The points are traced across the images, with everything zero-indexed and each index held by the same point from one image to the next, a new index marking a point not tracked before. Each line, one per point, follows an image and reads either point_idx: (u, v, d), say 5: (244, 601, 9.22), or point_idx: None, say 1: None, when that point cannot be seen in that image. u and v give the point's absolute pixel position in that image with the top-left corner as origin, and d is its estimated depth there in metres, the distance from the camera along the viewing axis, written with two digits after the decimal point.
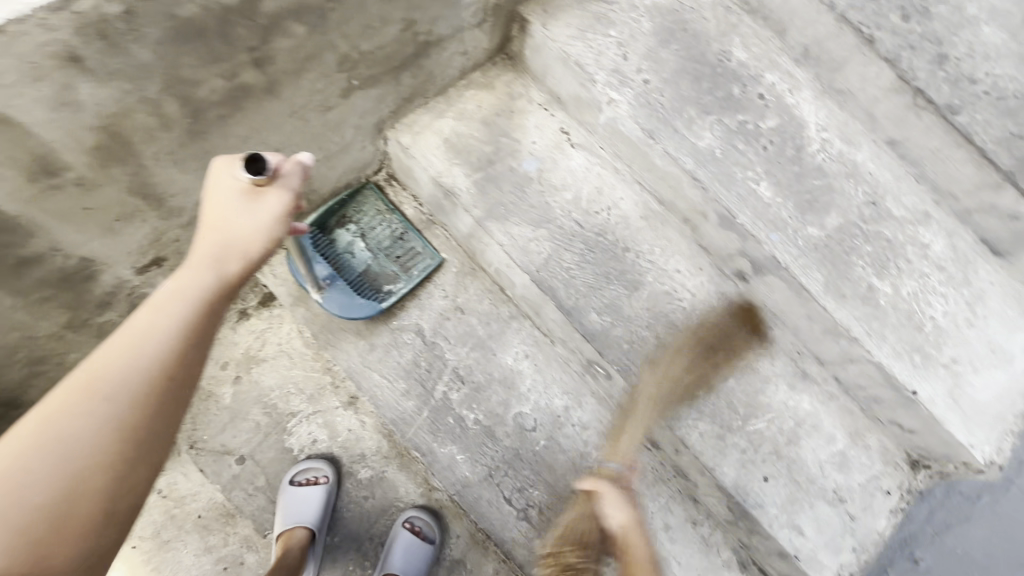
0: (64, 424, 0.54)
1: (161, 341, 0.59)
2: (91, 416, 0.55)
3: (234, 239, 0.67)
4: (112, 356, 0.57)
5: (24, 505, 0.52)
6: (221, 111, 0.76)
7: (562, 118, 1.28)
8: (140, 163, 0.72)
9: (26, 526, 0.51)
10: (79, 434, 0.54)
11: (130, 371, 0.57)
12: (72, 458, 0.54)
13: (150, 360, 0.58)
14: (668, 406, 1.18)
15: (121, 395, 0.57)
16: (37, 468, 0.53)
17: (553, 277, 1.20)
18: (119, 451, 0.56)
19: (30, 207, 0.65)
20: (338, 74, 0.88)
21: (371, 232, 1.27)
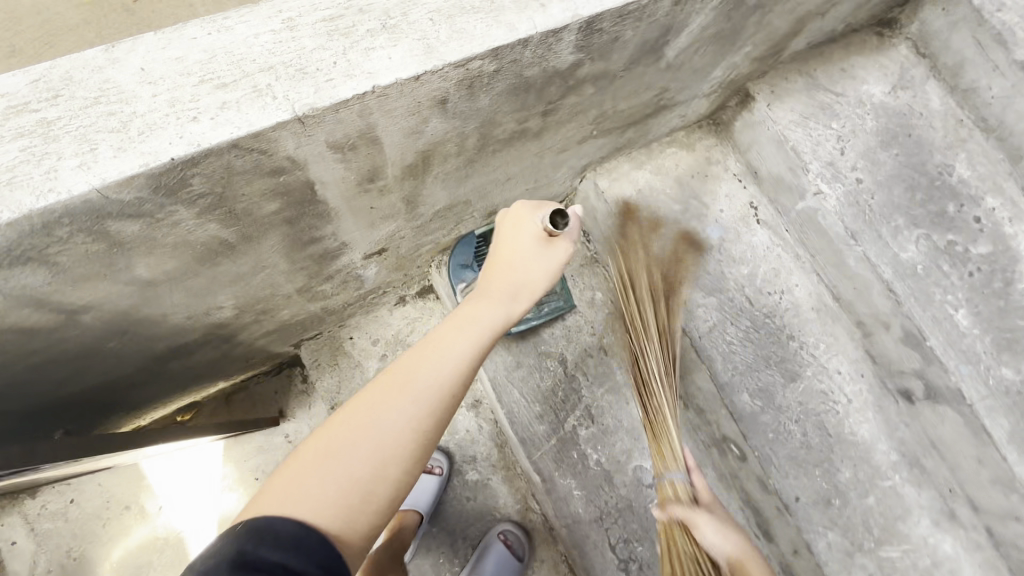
0: (382, 412, 0.67)
1: (459, 360, 0.71)
2: (402, 410, 0.67)
3: (520, 278, 0.81)
4: (425, 364, 0.70)
5: (346, 474, 0.63)
6: (500, 146, 0.84)
7: (753, 192, 1.29)
8: (425, 179, 0.81)
9: (347, 491, 0.63)
10: (390, 426, 0.66)
11: (435, 380, 0.69)
12: (389, 435, 0.66)
13: (451, 375, 0.70)
14: (800, 506, 1.17)
15: (425, 397, 0.68)
16: (357, 445, 0.65)
17: (713, 347, 1.22)
18: (411, 448, 0.66)
19: (344, 201, 0.75)
20: (593, 126, 0.96)
21: None
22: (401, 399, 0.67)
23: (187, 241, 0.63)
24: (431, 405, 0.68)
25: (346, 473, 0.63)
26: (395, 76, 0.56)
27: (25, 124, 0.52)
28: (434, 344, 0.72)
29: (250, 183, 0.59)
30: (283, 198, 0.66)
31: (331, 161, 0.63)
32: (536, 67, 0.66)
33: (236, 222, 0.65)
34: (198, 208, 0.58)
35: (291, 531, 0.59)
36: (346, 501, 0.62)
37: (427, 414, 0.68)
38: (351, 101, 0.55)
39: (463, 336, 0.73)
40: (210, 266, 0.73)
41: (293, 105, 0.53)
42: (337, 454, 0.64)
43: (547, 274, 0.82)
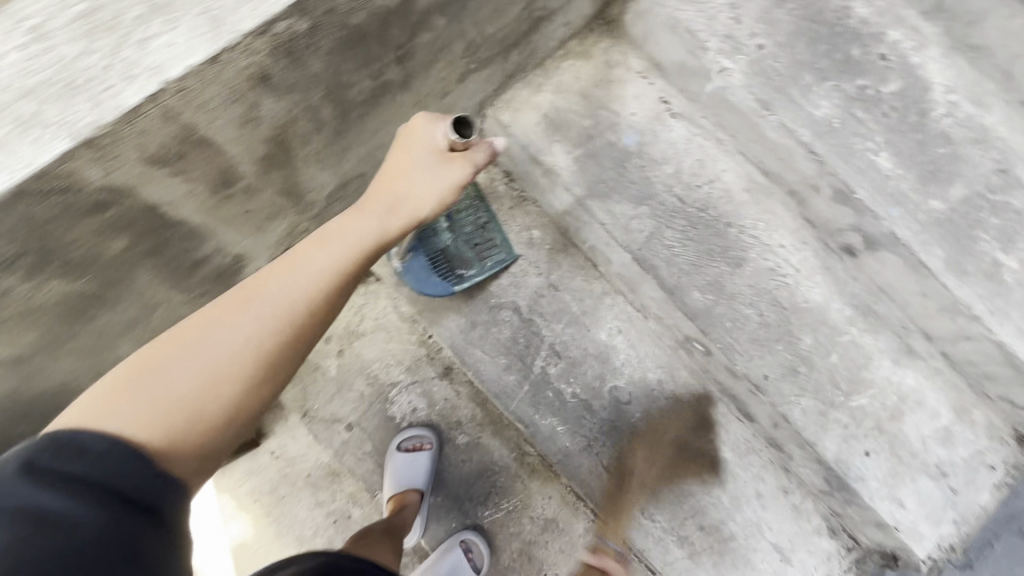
0: (221, 331, 0.63)
1: (311, 278, 0.68)
2: (243, 329, 0.63)
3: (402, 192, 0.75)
4: (274, 278, 0.66)
5: (173, 391, 0.60)
6: (364, 109, 0.76)
7: (662, 86, 1.23)
8: (295, 169, 0.75)
9: (168, 409, 0.59)
10: (225, 342, 0.62)
11: (281, 298, 0.65)
12: (229, 356, 0.62)
13: (300, 294, 0.66)
14: (771, 383, 1.20)
15: (267, 317, 0.64)
16: (190, 363, 0.61)
17: (655, 256, 1.21)
18: (249, 365, 0.63)
19: (209, 215, 0.69)
20: (462, 59, 0.87)
21: (458, 214, 1.23)
22: (241, 318, 0.64)
23: (36, 306, 0.58)
24: (276, 324, 0.65)
25: (170, 390, 0.60)
26: (186, 66, 0.49)
27: None
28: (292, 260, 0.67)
29: (73, 229, 0.54)
30: (129, 231, 0.60)
31: (163, 176, 0.57)
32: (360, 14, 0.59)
33: (81, 272, 0.59)
34: (23, 271, 0.54)
35: (96, 446, 0.55)
36: (170, 414, 0.59)
37: (271, 330, 0.64)
38: (142, 109, 0.49)
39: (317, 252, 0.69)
40: (86, 321, 0.67)
41: (72, 128, 0.48)
42: (164, 370, 0.61)
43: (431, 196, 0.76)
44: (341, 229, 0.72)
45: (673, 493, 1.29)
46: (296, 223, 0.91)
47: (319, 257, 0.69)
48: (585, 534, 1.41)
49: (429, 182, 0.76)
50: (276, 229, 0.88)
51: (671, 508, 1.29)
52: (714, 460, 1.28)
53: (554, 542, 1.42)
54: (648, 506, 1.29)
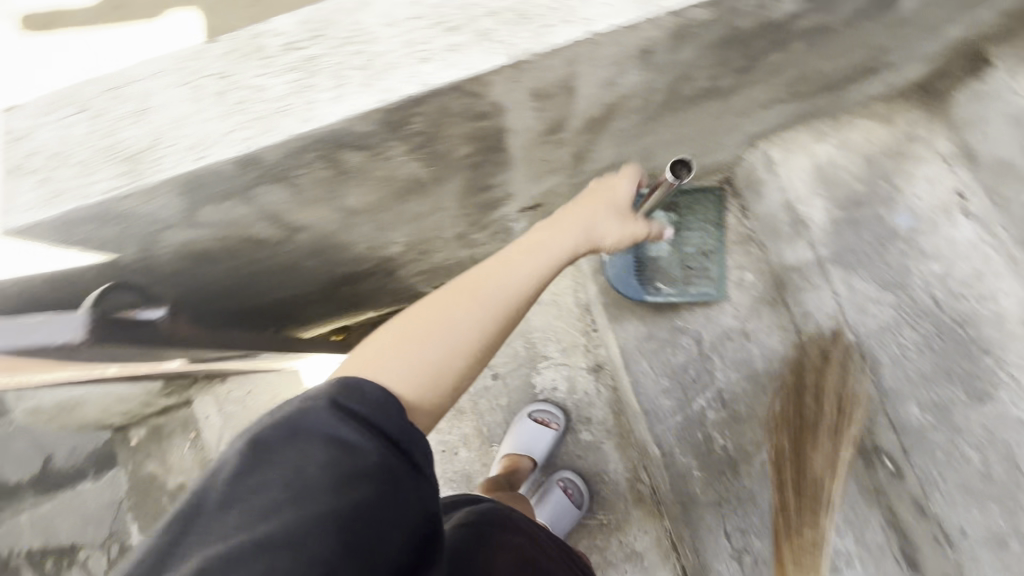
0: (448, 317, 0.67)
1: (524, 285, 0.71)
2: (476, 314, 0.67)
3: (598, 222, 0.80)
4: (493, 277, 0.70)
5: (421, 357, 0.64)
6: (682, 106, 0.80)
7: (968, 172, 0.99)
8: (598, 137, 0.82)
9: (420, 370, 0.63)
10: (461, 324, 0.66)
11: (509, 294, 0.69)
12: (460, 332, 0.66)
13: (513, 296, 0.70)
14: (965, 548, 0.93)
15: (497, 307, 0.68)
16: (425, 339, 0.65)
17: (881, 349, 1.05)
18: (478, 350, 0.67)
19: (526, 151, 0.78)
20: (787, 93, 0.91)
21: (686, 233, 1.30)
22: (468, 304, 0.67)
23: (391, 175, 0.70)
24: (493, 314, 0.68)
25: (418, 355, 0.64)
26: (612, 23, 0.55)
27: (294, 60, 0.55)
28: (511, 259, 0.72)
29: (453, 127, 0.63)
30: (476, 143, 0.70)
31: (526, 108, 0.65)
32: (753, 18, 0.61)
33: (432, 161, 0.70)
34: (409, 145, 0.64)
35: (373, 394, 0.59)
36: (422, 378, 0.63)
37: (494, 318, 0.68)
38: (564, 48, 0.55)
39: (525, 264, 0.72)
40: (401, 202, 0.81)
41: (512, 50, 0.54)
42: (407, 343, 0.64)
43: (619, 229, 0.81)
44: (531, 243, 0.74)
45: None
46: (561, 184, 0.99)
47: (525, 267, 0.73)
48: None
49: (610, 220, 0.81)
50: (546, 184, 0.97)
51: None
52: None
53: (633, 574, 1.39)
54: None
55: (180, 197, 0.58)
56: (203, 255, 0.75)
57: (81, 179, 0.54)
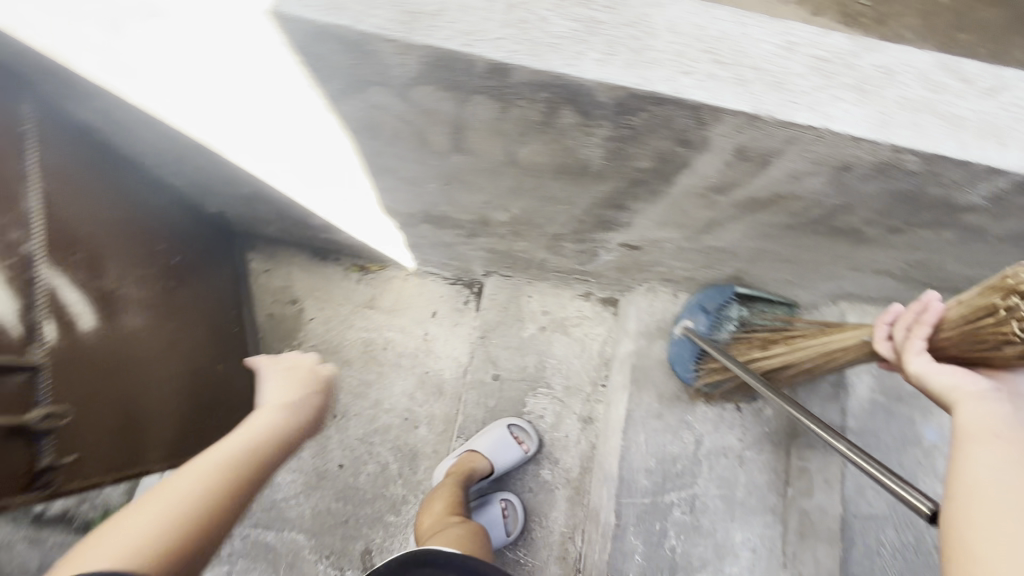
0: (175, 492, 0.72)
1: (246, 454, 0.82)
2: (176, 497, 0.71)
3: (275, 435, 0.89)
4: (200, 459, 0.79)
5: (162, 513, 0.70)
6: (823, 231, 0.86)
7: None
8: (736, 219, 0.89)
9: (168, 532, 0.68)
10: (195, 478, 0.74)
11: (227, 456, 0.80)
12: (182, 504, 0.71)
13: (212, 468, 0.77)
14: None
15: (221, 469, 0.77)
16: (147, 518, 0.69)
17: (858, 534, 1.11)
18: (218, 503, 0.74)
19: (681, 194, 0.83)
20: (903, 268, 0.96)
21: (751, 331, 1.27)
22: (188, 478, 0.74)
23: (572, 151, 0.75)
24: (238, 486, 0.78)
25: (183, 500, 0.71)
26: (846, 128, 0.62)
27: (582, 13, 0.60)
28: (193, 464, 0.78)
29: (660, 139, 0.68)
30: (656, 164, 0.75)
31: (721, 159, 0.71)
32: (941, 190, 0.68)
33: (614, 159, 0.75)
34: (614, 134, 0.69)
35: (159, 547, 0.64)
36: (166, 538, 0.68)
37: (212, 495, 0.74)
38: (797, 125, 0.62)
39: (238, 454, 0.81)
40: (553, 177, 0.85)
41: (757, 104, 0.61)
42: (133, 523, 0.68)
43: (256, 432, 0.87)
44: (245, 441, 0.84)
45: None
46: (672, 241, 1.04)
47: (233, 449, 0.82)
48: None
49: (309, 388, 1.06)
50: (664, 233, 1.01)
51: None
52: None
53: None
54: None
55: (420, 67, 0.62)
56: (370, 126, 0.79)
57: (367, 8, 0.59)
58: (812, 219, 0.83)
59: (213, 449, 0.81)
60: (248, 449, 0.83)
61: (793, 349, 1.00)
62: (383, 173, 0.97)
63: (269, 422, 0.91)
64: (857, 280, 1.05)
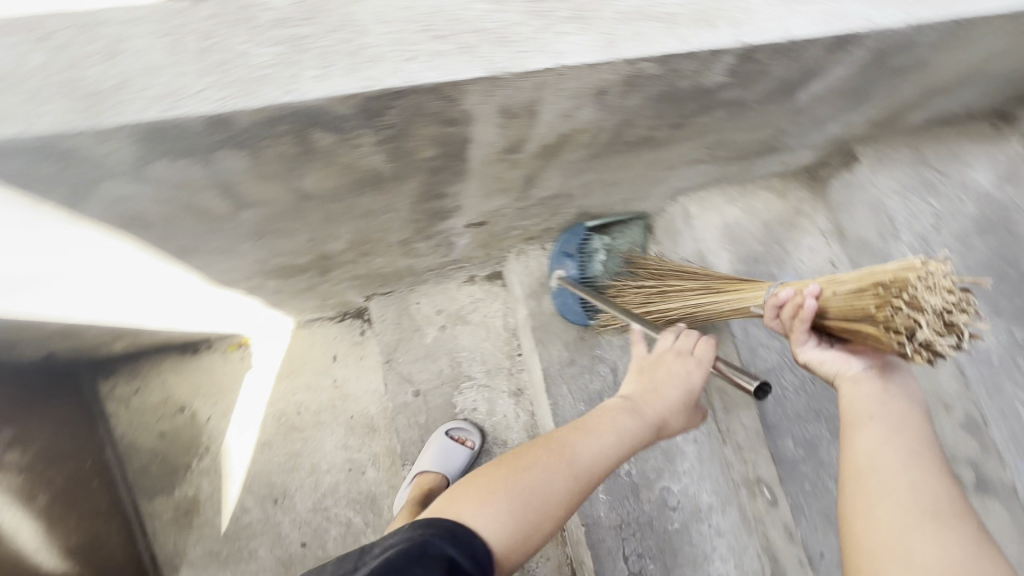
0: (532, 478, 0.78)
1: (665, 414, 0.89)
2: (539, 480, 0.78)
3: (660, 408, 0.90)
4: (568, 441, 0.82)
5: (503, 517, 0.75)
6: (624, 149, 0.91)
7: (836, 251, 1.29)
8: (547, 167, 0.91)
9: (526, 517, 0.76)
10: (540, 470, 0.78)
11: (590, 464, 0.81)
12: (551, 487, 0.78)
13: (618, 451, 0.84)
14: (825, 564, 1.13)
15: (582, 475, 0.80)
16: (485, 494, 0.77)
17: (767, 388, 1.24)
18: (578, 488, 0.79)
19: (483, 165, 0.83)
20: (707, 152, 1.04)
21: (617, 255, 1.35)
22: (559, 463, 0.80)
23: (354, 165, 0.72)
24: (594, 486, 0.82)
25: (530, 500, 0.76)
26: (579, 59, 0.64)
27: (282, 33, 0.56)
28: (583, 427, 0.85)
29: (427, 127, 0.67)
30: (440, 148, 0.74)
31: (493, 123, 0.71)
32: (688, 81, 0.73)
33: (398, 158, 0.73)
34: (380, 137, 0.67)
35: (477, 547, 0.73)
36: (509, 529, 0.75)
37: (582, 486, 0.80)
38: (535, 72, 0.63)
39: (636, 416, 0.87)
40: (355, 194, 0.81)
41: (490, 66, 0.62)
42: (526, 472, 0.78)
43: (663, 400, 0.90)
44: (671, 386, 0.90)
45: None
46: (506, 206, 1.05)
47: (606, 438, 0.83)
48: None
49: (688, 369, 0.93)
50: (495, 202, 1.02)
51: None
52: None
53: None
54: None
55: (136, 150, 0.57)
56: (133, 218, 0.72)
57: (42, 109, 0.53)
58: (606, 142, 0.86)
59: (573, 438, 0.82)
60: (628, 425, 0.86)
61: (688, 302, 1.10)
62: (187, 254, 0.89)
63: (675, 390, 0.91)
64: (677, 177, 1.13)
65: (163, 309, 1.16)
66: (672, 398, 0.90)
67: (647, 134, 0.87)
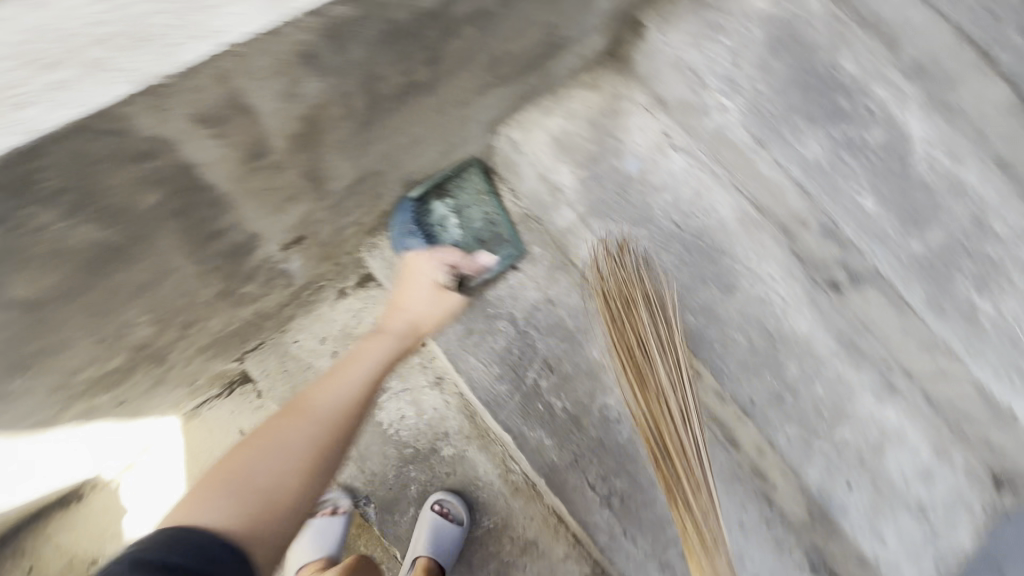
0: (244, 460, 0.98)
1: (410, 325, 1.24)
2: (289, 445, 1.01)
3: (409, 317, 1.24)
4: (310, 403, 1.08)
5: (243, 494, 0.93)
6: (393, 105, 0.82)
7: (665, 121, 1.29)
8: (321, 156, 0.80)
9: (243, 498, 0.92)
10: (274, 457, 0.99)
11: (325, 412, 1.08)
12: (288, 460, 1.00)
13: (365, 378, 1.16)
14: (759, 408, 1.22)
15: (317, 424, 1.05)
16: (231, 483, 0.94)
17: (651, 275, 1.24)
18: (336, 423, 1.07)
19: (238, 184, 0.72)
20: (489, 74, 0.96)
21: (465, 213, 1.30)
22: (300, 422, 1.05)
23: (64, 250, 0.59)
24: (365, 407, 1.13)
25: (263, 479, 0.96)
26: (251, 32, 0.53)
27: None
28: (336, 379, 1.14)
29: (115, 173, 0.55)
30: (165, 187, 0.62)
31: (206, 138, 0.60)
32: (403, 9, 0.65)
33: (116, 220, 0.61)
34: (66, 207, 0.55)
35: (209, 533, 0.85)
36: (240, 512, 0.90)
37: (334, 443, 1.05)
38: (201, 65, 0.52)
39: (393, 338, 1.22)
40: (105, 278, 0.68)
41: (136, 76, 0.49)
42: (251, 467, 0.97)
43: (431, 312, 1.25)
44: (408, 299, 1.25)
45: (656, 519, 1.27)
46: (311, 211, 0.94)
47: (357, 376, 1.15)
48: (566, 559, 1.40)
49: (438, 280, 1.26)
50: (293, 213, 0.90)
51: (654, 534, 1.27)
52: (699, 487, 1.29)
53: (534, 566, 1.41)
54: (631, 530, 1.26)
55: None
56: None
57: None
58: (366, 105, 0.77)
59: (310, 401, 1.08)
60: (387, 348, 1.21)
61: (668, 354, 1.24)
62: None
63: (426, 300, 1.25)
64: (480, 108, 1.06)
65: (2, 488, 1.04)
66: (419, 310, 1.25)
67: (407, 79, 0.78)
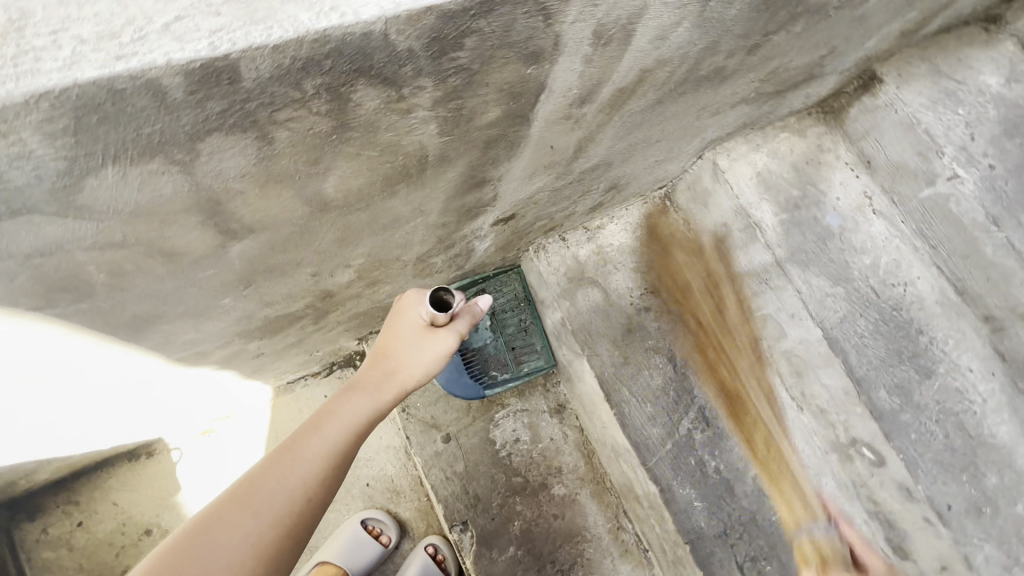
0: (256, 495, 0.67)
1: (402, 375, 0.85)
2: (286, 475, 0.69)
3: (400, 363, 0.86)
4: (300, 436, 0.73)
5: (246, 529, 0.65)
6: (689, 87, 0.79)
7: (868, 181, 1.20)
8: (609, 124, 0.78)
9: (274, 521, 0.66)
10: (272, 486, 0.68)
11: (314, 450, 0.72)
12: (284, 486, 0.68)
13: (333, 450, 0.73)
14: (953, 517, 1.04)
15: (310, 457, 0.71)
16: (236, 521, 0.65)
17: (846, 339, 1.14)
18: (291, 510, 0.68)
19: (544, 128, 0.72)
20: (756, 87, 0.93)
21: (501, 315, 1.32)
22: (242, 516, 0.65)
23: (397, 145, 0.62)
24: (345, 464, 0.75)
25: (269, 507, 0.67)
26: None
27: None
28: (320, 418, 0.76)
29: (501, 69, 0.58)
30: (509, 105, 0.64)
31: (579, 57, 0.61)
32: None
33: (453, 128, 0.64)
34: (441, 91, 0.57)
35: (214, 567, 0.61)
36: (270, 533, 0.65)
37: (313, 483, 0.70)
38: None
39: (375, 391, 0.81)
40: (387, 193, 0.71)
41: None
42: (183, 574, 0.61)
43: (426, 362, 0.87)
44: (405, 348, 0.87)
45: None
46: (547, 187, 0.90)
47: (335, 420, 0.77)
48: None
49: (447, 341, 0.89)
50: (535, 187, 0.89)
51: None
52: None
53: None
54: None
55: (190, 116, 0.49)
56: (65, 285, 0.61)
57: (69, 53, 0.45)
58: (682, 75, 0.74)
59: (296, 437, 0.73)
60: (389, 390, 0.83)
61: None
62: (152, 321, 0.76)
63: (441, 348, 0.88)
64: (719, 124, 1.01)
65: (122, 417, 1.08)
66: (414, 359, 0.87)
67: (723, 62, 0.76)
